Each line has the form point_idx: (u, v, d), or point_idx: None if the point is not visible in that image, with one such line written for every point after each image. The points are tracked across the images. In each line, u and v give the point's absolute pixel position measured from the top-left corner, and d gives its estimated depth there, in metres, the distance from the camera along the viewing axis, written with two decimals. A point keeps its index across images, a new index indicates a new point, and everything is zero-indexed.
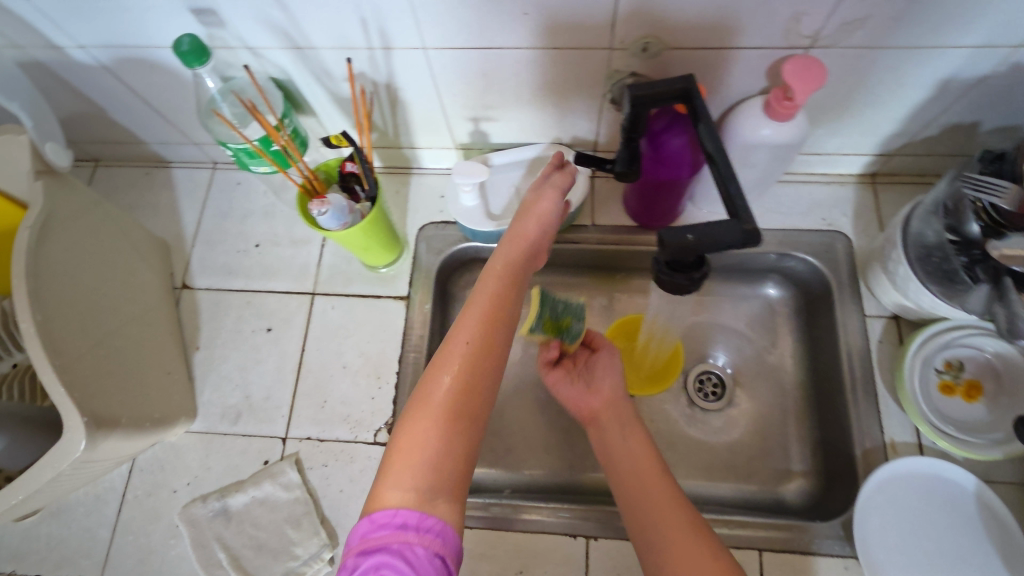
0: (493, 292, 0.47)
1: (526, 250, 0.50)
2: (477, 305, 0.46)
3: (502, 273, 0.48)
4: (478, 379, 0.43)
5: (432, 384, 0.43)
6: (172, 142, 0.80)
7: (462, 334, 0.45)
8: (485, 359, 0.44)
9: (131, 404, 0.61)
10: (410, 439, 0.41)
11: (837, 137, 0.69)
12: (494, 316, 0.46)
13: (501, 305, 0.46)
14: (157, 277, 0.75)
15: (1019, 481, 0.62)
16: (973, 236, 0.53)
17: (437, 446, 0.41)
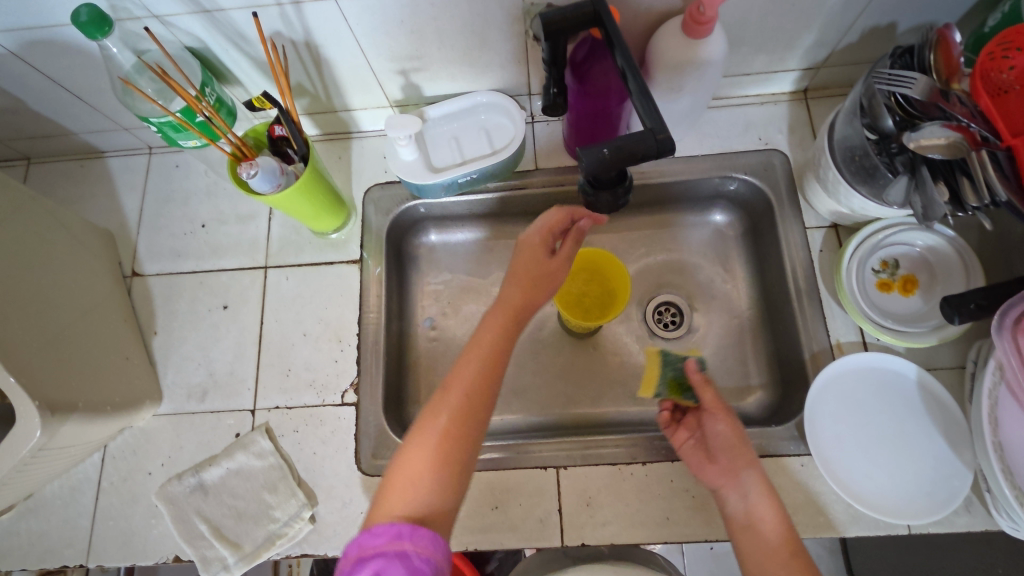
0: (492, 336, 0.54)
1: (527, 285, 0.57)
2: (473, 356, 0.53)
3: (504, 311, 0.56)
4: (470, 419, 0.50)
5: (429, 417, 0.51)
6: (101, 130, 0.78)
7: (462, 381, 0.52)
8: (475, 408, 0.51)
9: (88, 390, 0.62)
10: (409, 460, 0.49)
11: (761, 54, 0.70)
12: (489, 363, 0.53)
13: (492, 357, 0.53)
14: (104, 267, 0.74)
15: (959, 364, 0.64)
16: (889, 131, 0.55)
17: (437, 469, 0.48)
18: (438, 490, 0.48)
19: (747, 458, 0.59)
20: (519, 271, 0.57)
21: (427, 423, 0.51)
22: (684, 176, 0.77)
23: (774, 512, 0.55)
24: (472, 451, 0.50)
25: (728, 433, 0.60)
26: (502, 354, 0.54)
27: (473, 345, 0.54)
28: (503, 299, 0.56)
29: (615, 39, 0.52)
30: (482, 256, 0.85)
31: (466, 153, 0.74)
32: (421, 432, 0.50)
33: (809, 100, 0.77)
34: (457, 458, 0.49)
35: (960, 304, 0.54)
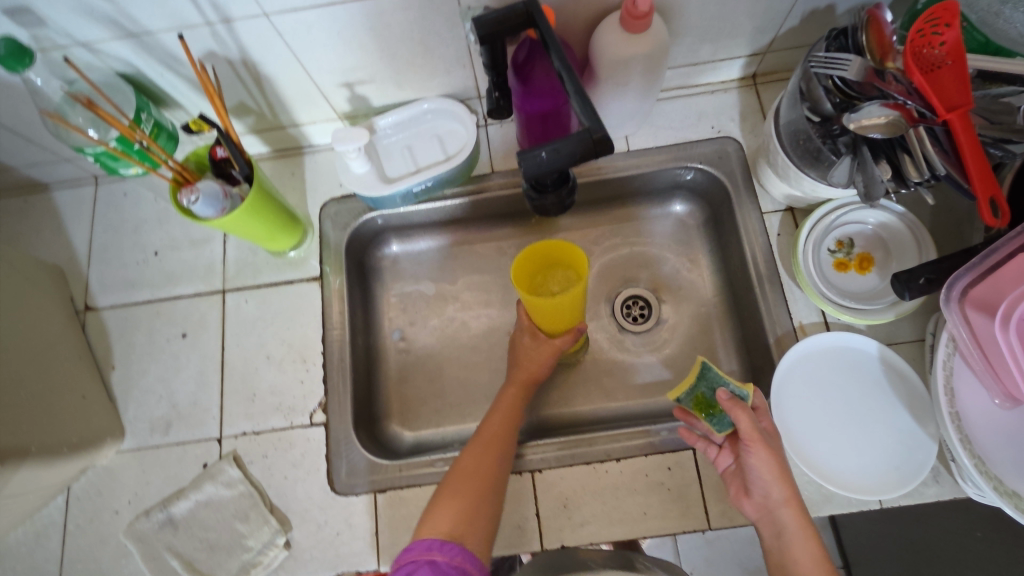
0: (506, 412, 0.65)
1: (531, 374, 0.68)
2: (494, 413, 0.65)
3: (514, 390, 0.67)
4: (497, 455, 0.61)
5: (469, 453, 0.60)
6: (42, 163, 0.75)
7: (486, 441, 0.62)
8: (499, 450, 0.61)
9: (41, 433, 0.60)
10: (451, 486, 0.57)
11: (706, 43, 0.70)
12: (506, 426, 0.64)
13: (513, 423, 0.64)
14: (54, 303, 0.72)
15: (918, 337, 0.65)
16: (829, 113, 0.55)
17: (475, 491, 0.57)
18: (487, 505, 0.56)
19: (783, 486, 0.55)
20: (517, 376, 0.68)
21: (459, 466, 0.60)
22: (641, 169, 0.77)
23: (807, 541, 0.53)
24: (504, 479, 0.60)
25: (765, 464, 0.55)
26: (518, 422, 0.65)
27: (496, 406, 0.66)
28: (513, 378, 0.68)
29: (550, 40, 0.52)
30: (446, 263, 0.84)
31: (419, 161, 0.73)
32: (456, 473, 0.59)
33: (758, 86, 0.78)
34: (498, 489, 0.58)
35: (909, 280, 0.55)
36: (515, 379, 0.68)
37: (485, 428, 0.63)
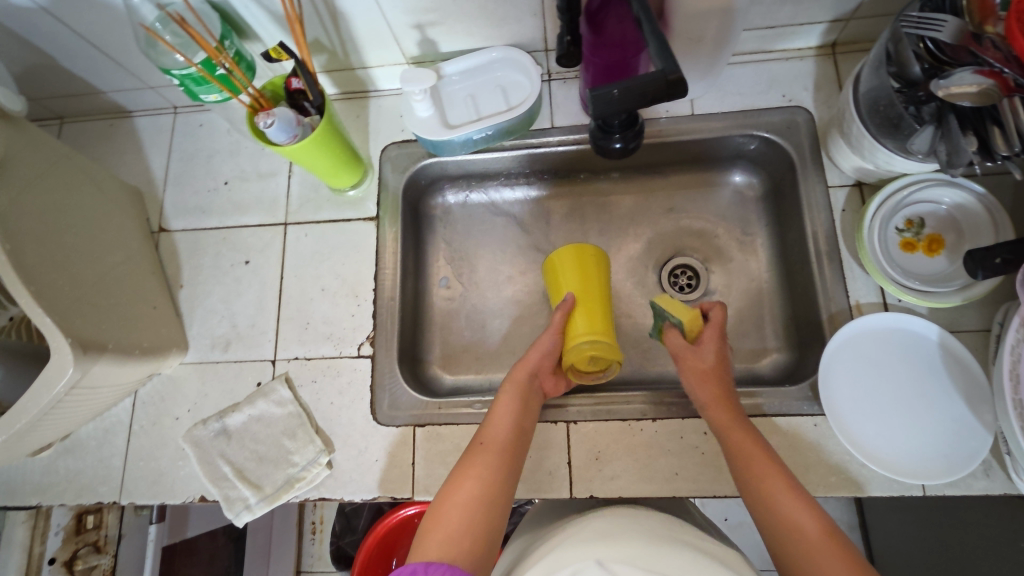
0: (508, 416, 0.59)
1: (529, 372, 0.64)
2: (496, 415, 0.60)
3: (515, 392, 0.62)
4: (499, 469, 0.54)
5: (464, 466, 0.54)
6: (128, 89, 0.80)
7: (484, 449, 0.56)
8: (500, 460, 0.55)
9: (119, 333, 0.64)
10: (443, 506, 0.51)
11: (788, 5, 0.67)
12: (509, 430, 0.58)
13: (518, 425, 0.59)
14: (132, 221, 0.77)
15: (984, 327, 0.62)
16: (916, 78, 0.53)
17: (471, 508, 0.50)
18: (488, 527, 0.50)
19: (748, 440, 0.54)
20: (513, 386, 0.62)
21: (456, 476, 0.54)
22: (703, 134, 0.75)
23: (800, 499, 0.49)
24: (506, 493, 0.54)
25: (715, 405, 0.58)
26: (521, 425, 0.59)
27: (495, 408, 0.61)
28: (512, 377, 0.63)
29: None
30: (497, 217, 0.85)
31: (481, 110, 0.73)
32: (452, 488, 0.53)
33: (837, 56, 0.74)
34: (499, 505, 0.52)
35: (983, 259, 0.53)
36: (508, 386, 0.62)
37: (483, 433, 0.58)
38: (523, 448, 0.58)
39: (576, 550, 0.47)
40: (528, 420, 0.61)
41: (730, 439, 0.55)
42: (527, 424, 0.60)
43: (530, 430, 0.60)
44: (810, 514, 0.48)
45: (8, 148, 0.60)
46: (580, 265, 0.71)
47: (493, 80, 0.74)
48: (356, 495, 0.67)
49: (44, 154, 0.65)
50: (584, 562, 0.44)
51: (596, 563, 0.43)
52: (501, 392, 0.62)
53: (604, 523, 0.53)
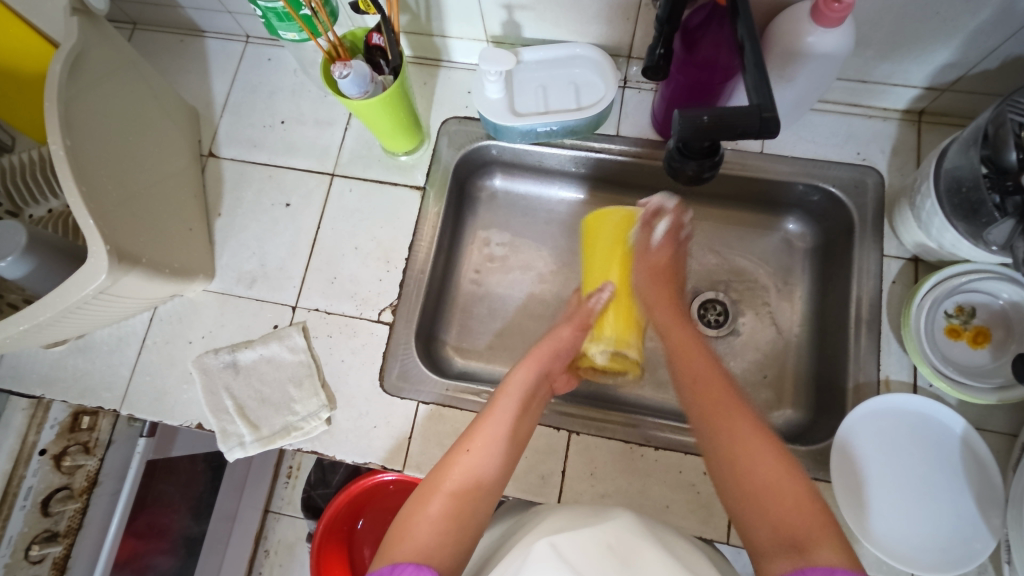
0: (503, 421, 0.57)
1: (538, 373, 0.62)
2: (491, 418, 0.57)
3: (515, 398, 0.59)
4: (477, 488, 0.52)
5: (447, 471, 0.53)
6: (206, 9, 0.80)
7: (466, 459, 0.53)
8: (477, 480, 0.53)
9: (154, 249, 0.65)
10: (412, 519, 0.50)
11: (885, 62, 0.65)
12: (499, 444, 0.55)
13: (510, 432, 0.56)
14: (186, 140, 0.77)
15: (1011, 432, 0.61)
16: (1008, 166, 0.50)
17: (444, 521, 0.49)
18: (455, 547, 0.48)
19: (724, 389, 0.55)
20: (511, 390, 0.60)
21: (430, 487, 0.52)
22: (767, 175, 0.73)
23: (776, 455, 0.49)
24: (484, 513, 0.52)
25: (694, 368, 0.58)
26: (515, 432, 0.57)
27: (489, 411, 0.57)
28: (510, 383, 0.60)
29: (740, 7, 0.50)
30: (540, 212, 0.84)
31: (550, 103, 0.72)
32: (424, 501, 0.51)
33: (922, 124, 0.71)
34: (471, 522, 0.50)
35: None
36: (507, 388, 0.60)
37: (469, 440, 0.55)
38: (511, 458, 0.56)
39: (539, 536, 0.46)
40: (525, 424, 0.58)
41: (707, 387, 0.56)
42: (521, 432, 0.58)
43: (522, 439, 0.57)
44: (789, 475, 0.48)
45: (84, 42, 0.60)
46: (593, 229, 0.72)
47: (573, 76, 0.73)
48: (348, 456, 0.68)
49: (116, 56, 0.65)
50: (539, 547, 0.43)
51: (549, 545, 0.43)
52: (500, 392, 0.60)
53: (571, 511, 0.52)
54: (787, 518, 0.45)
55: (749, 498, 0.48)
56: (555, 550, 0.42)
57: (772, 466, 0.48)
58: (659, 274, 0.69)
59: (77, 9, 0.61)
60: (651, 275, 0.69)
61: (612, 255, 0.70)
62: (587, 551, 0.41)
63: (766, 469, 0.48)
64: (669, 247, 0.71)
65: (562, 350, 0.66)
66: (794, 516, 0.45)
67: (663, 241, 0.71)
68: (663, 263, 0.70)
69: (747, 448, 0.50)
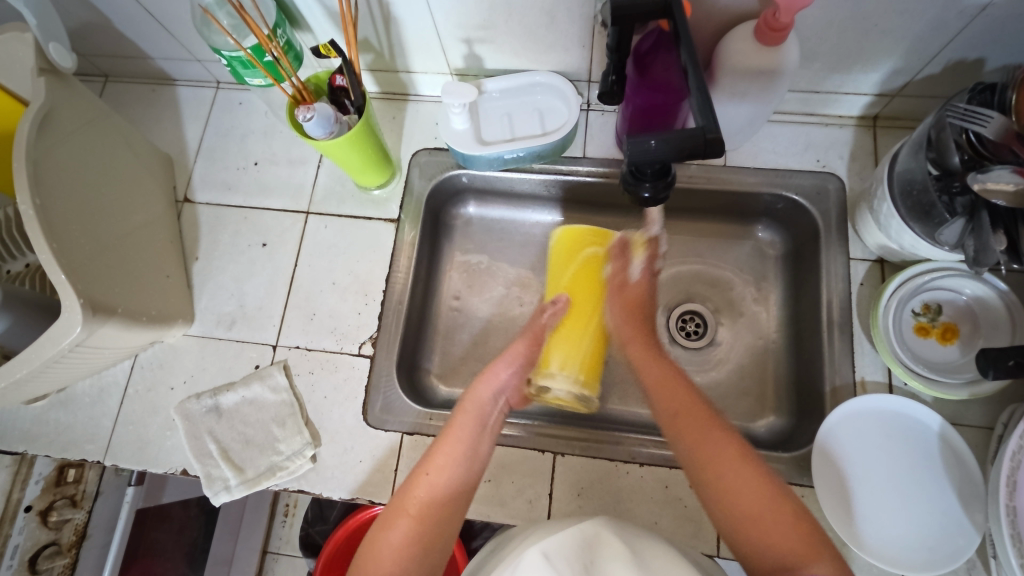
0: (462, 440, 0.57)
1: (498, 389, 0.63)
2: (450, 437, 0.57)
3: (471, 417, 0.60)
4: (440, 511, 0.53)
5: (407, 495, 0.54)
6: (176, 59, 0.81)
7: (428, 482, 0.54)
8: (441, 501, 0.53)
9: (129, 298, 0.65)
10: (376, 551, 0.50)
11: (835, 73, 0.67)
12: (461, 458, 0.56)
13: (471, 452, 0.57)
14: (160, 188, 0.78)
15: (986, 425, 0.62)
16: (954, 168, 0.53)
17: (409, 551, 0.50)
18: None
19: (695, 407, 0.55)
20: (466, 407, 0.60)
21: (393, 513, 0.53)
22: (732, 187, 0.75)
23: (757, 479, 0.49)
24: (449, 534, 0.53)
25: (656, 366, 0.61)
26: (475, 452, 0.58)
27: (449, 430, 0.58)
28: (465, 406, 0.61)
29: (682, 33, 0.52)
30: (515, 236, 0.86)
31: (516, 131, 0.73)
32: (388, 529, 0.52)
33: (877, 129, 0.73)
34: (434, 547, 0.52)
35: (996, 359, 0.52)
36: (463, 406, 0.61)
37: (429, 462, 0.55)
38: (472, 478, 0.56)
39: (528, 547, 0.46)
40: (484, 443, 0.59)
41: (671, 410, 0.56)
42: (480, 451, 0.58)
43: (482, 457, 0.58)
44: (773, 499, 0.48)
45: (52, 101, 0.61)
46: (568, 247, 0.74)
47: (536, 103, 0.75)
48: (335, 492, 0.67)
49: (87, 111, 0.66)
50: (530, 555, 0.43)
51: (542, 555, 0.43)
52: (457, 412, 0.60)
53: (552, 528, 0.52)
54: (780, 540, 0.45)
55: (743, 520, 0.47)
56: (547, 559, 0.42)
57: (748, 493, 0.48)
58: (635, 312, 0.69)
59: (44, 69, 0.63)
60: (628, 310, 0.69)
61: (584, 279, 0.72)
62: (575, 565, 0.42)
63: (756, 510, 0.47)
64: (647, 282, 0.71)
65: (515, 364, 0.66)
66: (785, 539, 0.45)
67: (641, 278, 0.72)
68: (642, 296, 0.70)
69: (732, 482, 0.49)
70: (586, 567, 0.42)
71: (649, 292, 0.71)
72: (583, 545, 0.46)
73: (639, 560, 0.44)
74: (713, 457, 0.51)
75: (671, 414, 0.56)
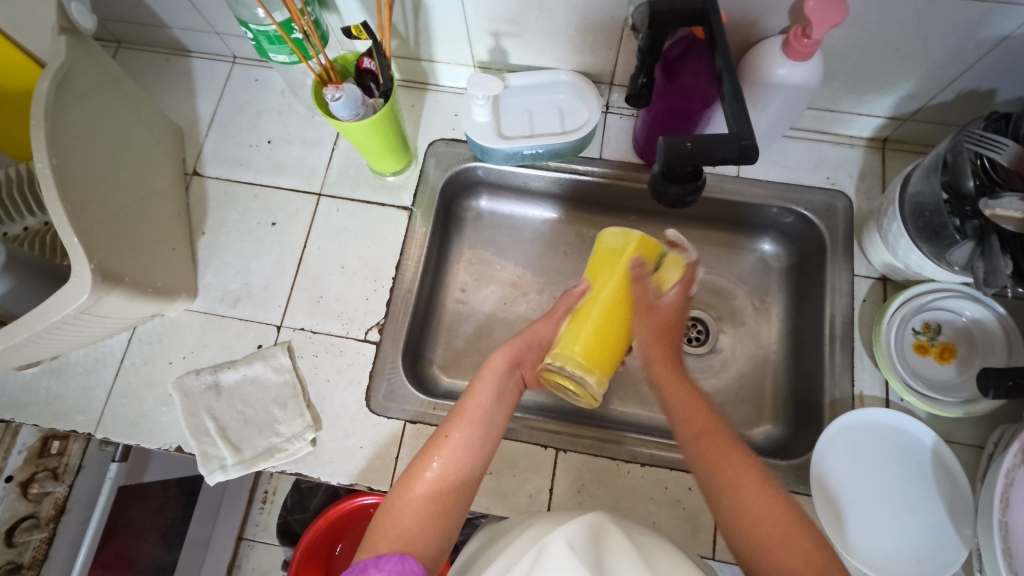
0: (481, 407, 0.58)
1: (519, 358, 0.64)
2: (469, 405, 0.58)
3: (490, 387, 0.60)
4: (459, 479, 0.53)
5: (425, 457, 0.54)
6: (194, 30, 0.80)
7: (448, 445, 0.54)
8: (460, 467, 0.53)
9: (136, 267, 0.64)
10: (396, 505, 0.50)
11: (851, 93, 0.69)
12: (480, 425, 0.57)
13: (490, 419, 0.58)
14: (170, 159, 0.77)
15: (977, 443, 0.64)
16: (967, 193, 0.54)
17: (425, 511, 0.50)
18: (435, 536, 0.49)
19: (711, 415, 0.54)
20: (486, 374, 0.61)
21: (410, 476, 0.52)
22: (742, 199, 0.76)
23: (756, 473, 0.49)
24: (465, 502, 0.52)
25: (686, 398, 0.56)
26: (492, 421, 0.58)
27: (467, 399, 0.59)
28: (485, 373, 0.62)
29: (717, 41, 0.53)
30: (524, 233, 0.86)
31: (536, 127, 0.74)
32: (411, 482, 0.52)
33: (886, 151, 0.75)
34: (453, 509, 0.51)
35: (997, 379, 0.54)
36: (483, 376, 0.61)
37: (448, 428, 0.56)
38: (490, 446, 0.57)
39: (544, 536, 0.45)
40: (502, 413, 0.60)
41: (695, 420, 0.54)
42: (498, 420, 0.59)
43: (500, 427, 0.58)
44: (780, 503, 0.47)
45: (71, 62, 0.60)
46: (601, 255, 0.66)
47: (557, 101, 0.75)
48: (333, 477, 0.67)
49: (105, 73, 0.65)
50: (554, 543, 0.42)
51: (567, 544, 0.41)
52: (476, 380, 0.61)
53: (556, 520, 0.52)
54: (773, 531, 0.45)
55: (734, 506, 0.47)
56: (572, 547, 0.41)
57: (760, 503, 0.47)
58: (669, 330, 0.64)
59: (65, 29, 0.61)
60: (657, 337, 0.62)
61: (606, 318, 0.62)
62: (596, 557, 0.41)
63: (757, 509, 0.46)
64: (677, 304, 0.65)
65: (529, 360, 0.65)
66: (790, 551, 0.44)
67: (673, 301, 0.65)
68: (670, 320, 0.64)
69: (743, 487, 0.48)
70: (604, 561, 0.41)
71: (678, 312, 0.65)
72: (594, 536, 0.45)
73: (645, 559, 0.44)
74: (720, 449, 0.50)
75: (694, 430, 0.53)
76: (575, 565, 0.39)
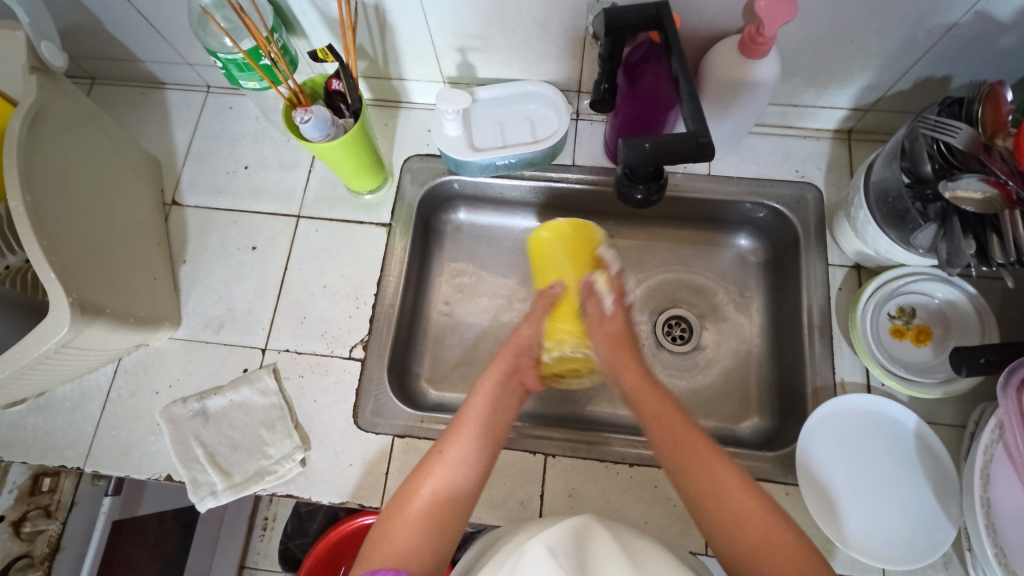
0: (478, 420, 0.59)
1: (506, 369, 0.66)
2: (465, 421, 0.59)
3: (485, 400, 0.61)
4: (455, 494, 0.54)
5: (421, 474, 0.55)
6: (166, 63, 0.81)
7: (443, 461, 0.55)
8: (458, 483, 0.54)
9: (117, 298, 0.64)
10: (393, 524, 0.51)
11: (812, 87, 0.71)
12: (476, 438, 0.57)
13: (486, 432, 0.58)
14: (148, 189, 0.78)
15: (959, 423, 0.64)
16: (926, 176, 0.55)
17: (421, 527, 0.51)
18: (433, 552, 0.50)
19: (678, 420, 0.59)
20: (483, 387, 0.62)
21: (407, 492, 0.53)
22: (714, 196, 0.77)
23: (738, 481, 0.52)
24: (461, 519, 0.53)
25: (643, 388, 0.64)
26: (490, 433, 0.59)
27: (464, 413, 0.60)
28: (482, 386, 0.63)
29: (673, 44, 0.54)
30: (504, 243, 0.87)
31: (507, 138, 0.75)
32: (408, 499, 0.53)
33: (852, 142, 0.77)
34: (450, 525, 0.52)
35: (969, 356, 0.55)
36: (483, 387, 0.63)
37: (444, 442, 0.57)
38: (487, 461, 0.57)
39: (528, 542, 0.45)
40: (500, 426, 0.60)
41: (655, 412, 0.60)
42: (496, 434, 0.59)
43: (497, 441, 0.59)
44: (753, 501, 0.50)
45: (43, 100, 0.61)
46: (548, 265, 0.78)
47: (525, 110, 0.76)
48: (325, 497, 0.67)
49: (82, 109, 0.66)
50: (536, 549, 0.42)
51: (547, 549, 0.42)
52: (472, 395, 0.62)
53: (542, 525, 0.52)
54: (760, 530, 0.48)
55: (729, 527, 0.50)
56: (552, 552, 0.41)
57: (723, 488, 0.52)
58: (620, 341, 0.70)
59: (35, 68, 0.62)
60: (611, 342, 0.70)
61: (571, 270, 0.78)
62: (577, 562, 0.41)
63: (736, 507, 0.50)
64: (620, 315, 0.73)
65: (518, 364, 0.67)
66: (778, 548, 0.47)
67: (614, 311, 0.73)
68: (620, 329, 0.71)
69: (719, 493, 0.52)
70: (584, 564, 0.42)
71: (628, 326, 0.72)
72: (578, 540, 0.46)
73: (630, 557, 0.45)
74: (698, 456, 0.54)
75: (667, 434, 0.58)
76: (553, 567, 0.39)
